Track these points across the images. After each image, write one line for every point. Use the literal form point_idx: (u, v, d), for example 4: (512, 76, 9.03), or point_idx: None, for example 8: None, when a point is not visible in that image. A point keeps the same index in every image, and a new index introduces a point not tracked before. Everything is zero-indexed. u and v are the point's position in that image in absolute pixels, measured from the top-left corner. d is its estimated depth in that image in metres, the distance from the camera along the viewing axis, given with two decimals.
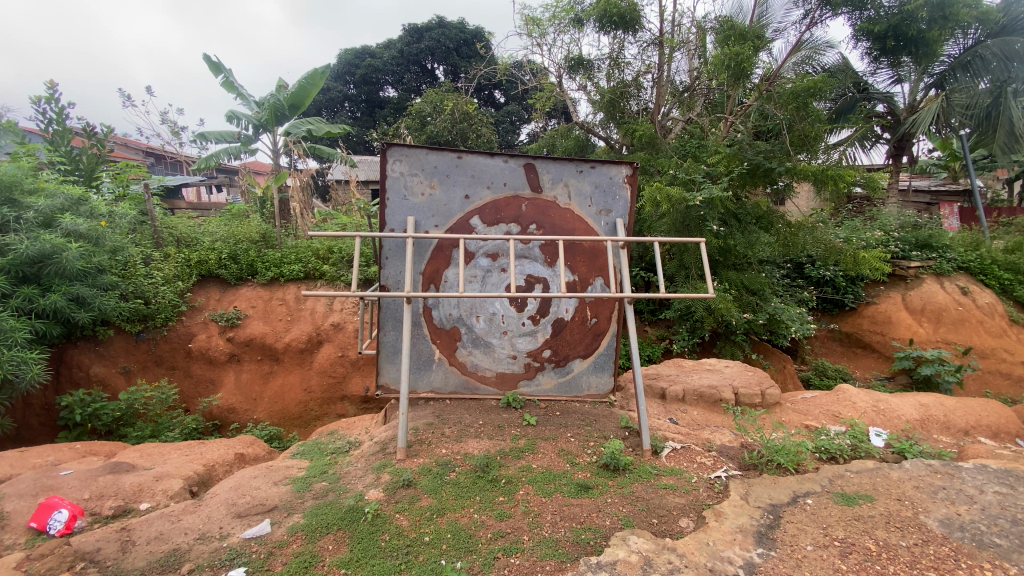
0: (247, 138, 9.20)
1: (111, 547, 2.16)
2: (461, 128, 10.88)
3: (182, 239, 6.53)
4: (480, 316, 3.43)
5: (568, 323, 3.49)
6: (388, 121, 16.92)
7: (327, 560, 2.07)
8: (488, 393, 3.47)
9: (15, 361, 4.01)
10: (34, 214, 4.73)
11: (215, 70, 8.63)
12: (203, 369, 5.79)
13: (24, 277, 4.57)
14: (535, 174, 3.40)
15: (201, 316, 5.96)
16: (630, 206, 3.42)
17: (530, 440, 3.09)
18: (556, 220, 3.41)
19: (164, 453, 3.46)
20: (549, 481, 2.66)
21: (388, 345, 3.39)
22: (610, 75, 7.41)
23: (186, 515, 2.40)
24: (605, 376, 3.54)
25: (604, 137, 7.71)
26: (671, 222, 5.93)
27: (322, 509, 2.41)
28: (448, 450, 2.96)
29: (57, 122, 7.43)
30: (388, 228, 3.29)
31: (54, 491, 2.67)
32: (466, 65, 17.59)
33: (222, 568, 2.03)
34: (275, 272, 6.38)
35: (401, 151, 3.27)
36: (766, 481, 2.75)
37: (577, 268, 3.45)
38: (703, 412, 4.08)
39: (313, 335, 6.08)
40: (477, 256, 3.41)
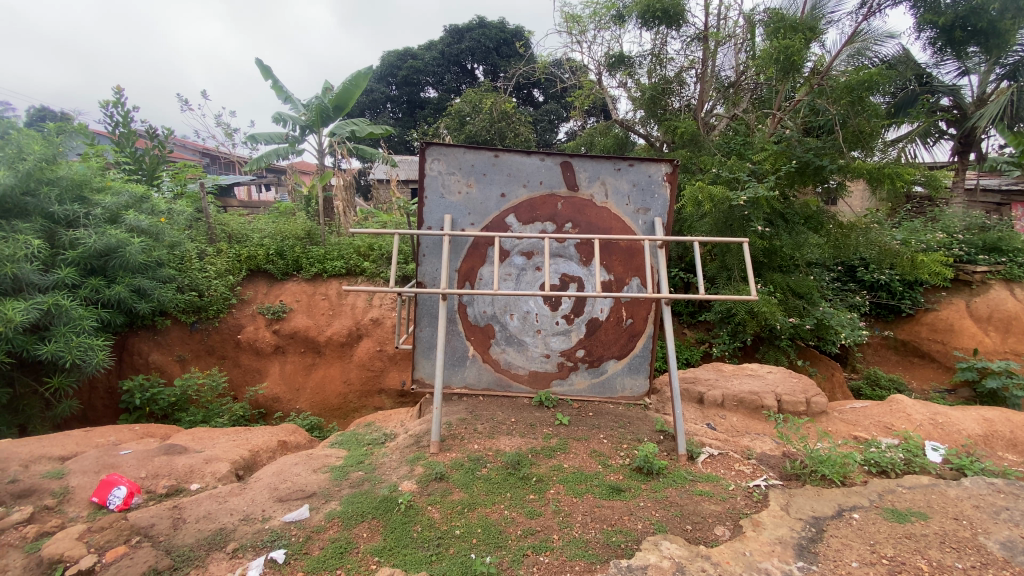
0: (294, 139, 9.58)
1: (164, 523, 2.29)
2: (499, 126, 11.02)
3: (233, 235, 6.88)
4: (514, 314, 3.44)
5: (603, 323, 3.45)
6: (429, 122, 17.29)
7: (362, 547, 2.12)
8: (520, 391, 3.48)
9: (82, 346, 4.34)
10: (102, 210, 5.04)
11: (264, 74, 9.06)
12: (250, 359, 6.09)
13: (92, 269, 4.90)
14: (571, 172, 3.37)
15: (250, 309, 6.27)
16: (670, 204, 3.33)
17: (562, 440, 3.07)
18: (592, 219, 3.37)
19: (213, 438, 3.65)
20: (580, 481, 2.63)
21: (424, 340, 3.46)
22: (652, 72, 7.32)
23: (232, 497, 2.53)
24: (641, 378, 3.47)
25: (644, 134, 7.60)
26: (713, 221, 5.75)
27: (357, 497, 2.48)
28: (480, 445, 2.99)
29: (123, 125, 7.95)
30: (425, 226, 3.36)
31: (114, 468, 2.87)
32: (505, 65, 17.64)
33: (264, 549, 2.12)
34: (319, 268, 6.59)
35: (439, 150, 3.31)
36: (809, 493, 2.64)
37: (612, 268, 3.41)
38: (743, 418, 3.95)
39: (353, 329, 6.27)
40: (512, 255, 3.42)
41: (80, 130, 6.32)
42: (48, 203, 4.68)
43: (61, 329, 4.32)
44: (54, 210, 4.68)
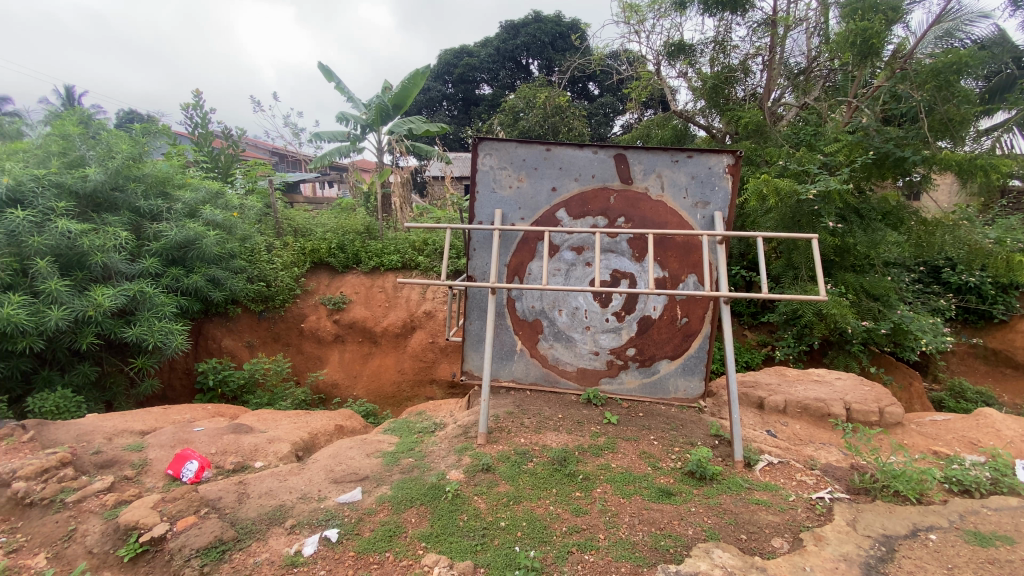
0: (356, 138, 9.97)
1: (230, 497, 2.44)
2: (553, 121, 10.98)
3: (299, 229, 7.27)
4: (563, 310, 3.41)
5: (656, 322, 3.35)
6: (483, 118, 17.47)
7: (410, 532, 2.18)
8: (568, 388, 3.45)
9: (164, 330, 4.74)
10: (182, 205, 5.47)
11: (329, 76, 9.50)
12: (312, 347, 6.45)
13: (173, 259, 5.34)
14: (626, 165, 3.28)
15: (312, 299, 6.60)
16: (732, 198, 3.17)
17: (610, 439, 3.00)
18: (647, 213, 3.27)
19: (277, 420, 3.87)
20: (628, 482, 2.58)
21: (473, 333, 3.52)
22: (714, 60, 7.06)
23: (291, 476, 2.67)
24: (695, 380, 3.35)
25: (706, 125, 7.31)
26: (779, 216, 5.41)
27: (407, 483, 2.55)
28: (527, 440, 2.99)
29: (202, 126, 8.58)
30: (476, 220, 3.40)
31: (188, 444, 3.10)
32: (560, 59, 17.47)
33: (320, 527, 2.22)
34: (376, 261, 6.80)
35: (491, 144, 3.34)
36: (879, 509, 2.44)
37: (667, 264, 3.30)
38: (807, 426, 3.72)
39: (407, 321, 6.47)
40: (562, 250, 3.38)
41: (165, 131, 6.87)
42: (134, 199, 5.10)
43: (145, 314, 4.74)
44: (140, 204, 5.12)
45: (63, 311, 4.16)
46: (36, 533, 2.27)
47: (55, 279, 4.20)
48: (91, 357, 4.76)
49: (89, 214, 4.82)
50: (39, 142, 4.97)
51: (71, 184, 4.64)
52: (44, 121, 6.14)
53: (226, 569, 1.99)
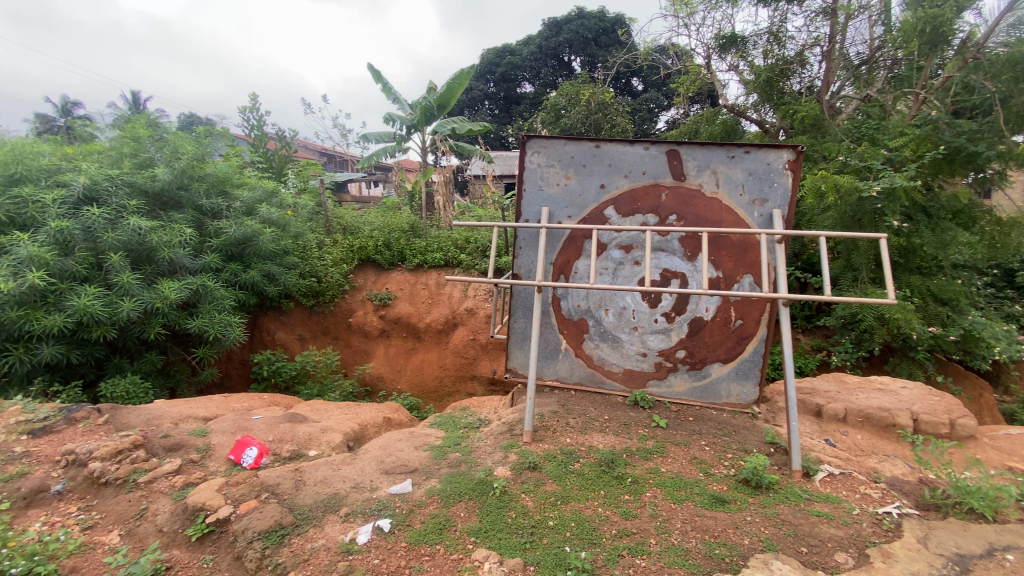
0: (401, 137, 10.17)
1: (287, 483, 2.53)
2: (596, 118, 10.84)
3: (347, 227, 7.50)
4: (609, 309, 3.36)
5: (707, 324, 3.25)
6: (525, 116, 17.46)
7: (459, 526, 2.20)
8: (614, 389, 3.38)
9: (223, 322, 5.01)
10: (240, 204, 5.74)
11: (377, 78, 9.75)
12: (359, 341, 6.66)
13: (232, 255, 5.62)
14: (678, 161, 3.19)
15: (359, 295, 6.79)
16: (792, 195, 3.03)
17: (659, 443, 2.93)
18: (700, 211, 3.17)
19: (328, 410, 4.00)
20: (679, 487, 2.50)
21: (518, 331, 3.51)
22: (768, 53, 6.78)
23: (344, 465, 2.75)
24: (749, 385, 3.23)
25: (758, 119, 7.02)
26: (839, 215, 5.13)
27: (455, 478, 2.58)
28: (573, 439, 2.95)
29: (257, 128, 8.98)
30: (523, 218, 3.39)
31: (247, 431, 3.25)
32: (603, 55, 17.24)
33: (372, 516, 2.27)
34: (420, 259, 6.91)
35: (539, 142, 3.31)
36: (952, 527, 2.27)
37: (721, 264, 3.19)
38: (869, 436, 3.51)
39: (449, 317, 6.55)
40: (610, 248, 3.32)
41: (224, 133, 7.22)
42: (198, 197, 5.39)
43: (206, 307, 5.01)
44: (203, 203, 5.40)
45: (133, 302, 4.44)
46: (112, 510, 2.42)
47: (126, 273, 4.49)
48: (157, 346, 5.07)
49: (157, 211, 5.12)
50: (113, 145, 5.32)
51: (142, 183, 4.94)
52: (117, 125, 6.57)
53: (286, 553, 2.06)
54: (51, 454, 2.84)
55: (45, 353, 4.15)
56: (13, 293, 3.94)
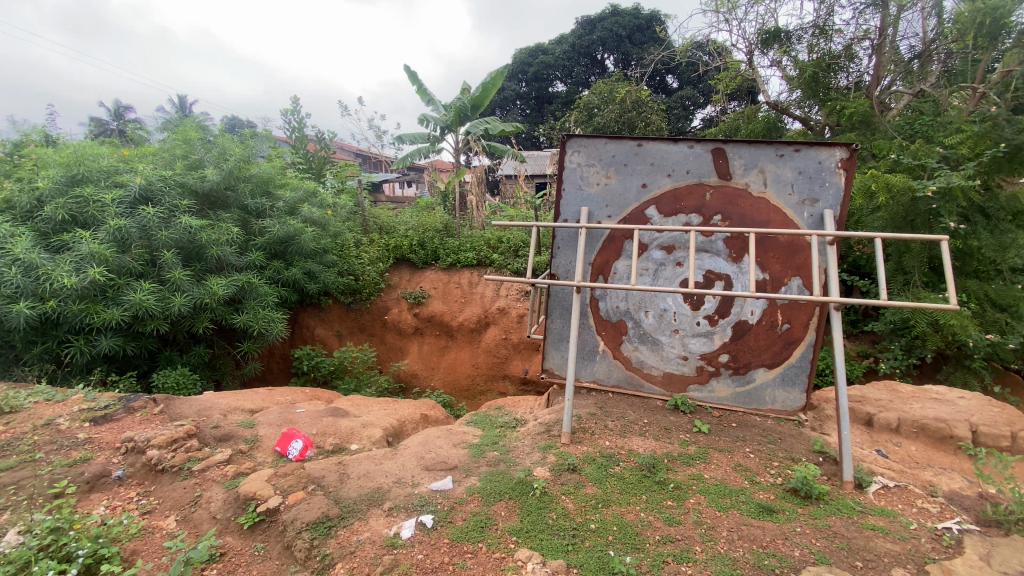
0: (435, 138, 10.29)
1: (332, 476, 2.59)
2: (630, 116, 10.69)
3: (383, 227, 7.64)
4: (649, 311, 3.30)
5: (752, 327, 3.16)
6: (557, 116, 17.41)
7: (500, 524, 2.21)
8: (653, 392, 3.33)
9: (267, 318, 5.20)
10: (283, 204, 5.93)
11: (412, 79, 9.90)
12: (394, 338, 6.79)
13: (275, 254, 5.82)
14: (724, 159, 3.10)
15: (395, 293, 6.91)
16: (845, 194, 2.91)
17: (701, 448, 2.86)
18: (746, 211, 3.08)
19: (368, 406, 4.09)
20: (724, 495, 2.44)
21: (555, 332, 3.50)
22: (814, 47, 6.54)
23: (386, 461, 2.80)
24: (796, 391, 3.13)
25: (802, 116, 6.80)
26: (889, 215, 4.86)
27: (495, 476, 2.59)
28: (612, 442, 2.92)
29: (298, 130, 9.25)
30: (562, 218, 3.37)
31: (292, 424, 3.34)
32: (638, 53, 17.01)
33: (415, 511, 2.30)
34: (453, 258, 6.97)
35: (579, 141, 3.29)
36: (1018, 545, 2.13)
37: (768, 266, 3.09)
38: (923, 448, 3.34)
39: (482, 316, 6.59)
40: (651, 249, 3.26)
41: (267, 135, 7.46)
42: (244, 198, 5.59)
43: (251, 303, 5.20)
44: (249, 203, 5.60)
45: (184, 297, 4.64)
46: (169, 496, 2.53)
47: (178, 269, 4.69)
48: (205, 340, 5.29)
49: (206, 211, 5.33)
50: (166, 147, 5.56)
51: (192, 184, 5.14)
52: (169, 127, 6.87)
53: (333, 544, 2.11)
54: (112, 441, 3.00)
55: (104, 345, 4.37)
56: (76, 288, 4.16)
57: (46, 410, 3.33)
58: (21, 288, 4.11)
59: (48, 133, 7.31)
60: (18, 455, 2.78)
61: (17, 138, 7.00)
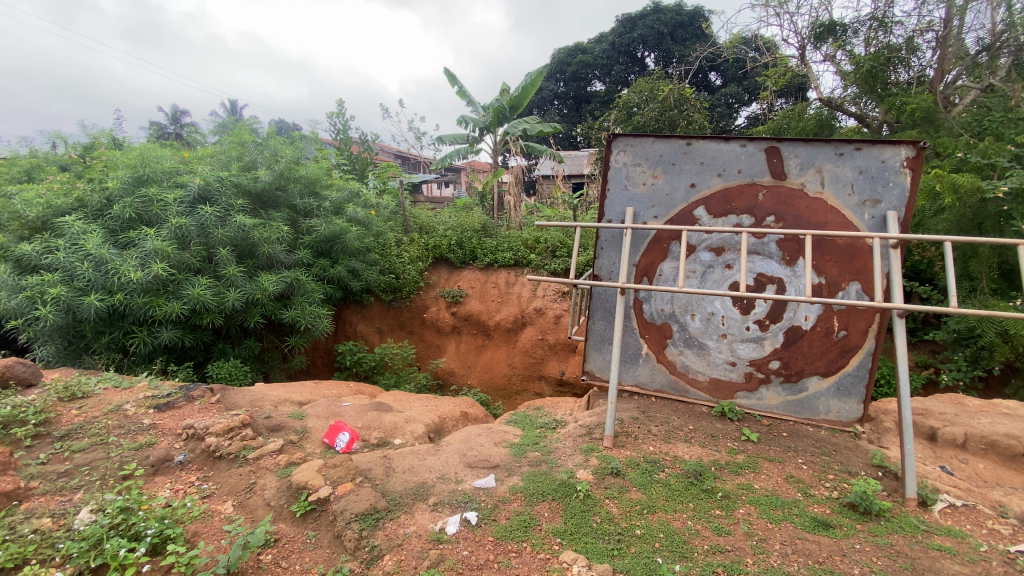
0: (474, 138, 10.39)
1: (378, 469, 2.65)
2: (672, 115, 10.47)
3: (423, 226, 7.76)
4: (696, 315, 3.22)
5: (806, 334, 3.04)
6: (596, 115, 17.25)
7: (544, 525, 2.20)
8: (699, 398, 3.25)
9: (314, 314, 5.38)
10: (330, 204, 6.11)
11: (453, 81, 10.02)
12: (432, 336, 6.90)
13: (322, 252, 6.02)
14: (778, 159, 2.99)
15: (433, 292, 7.01)
16: (910, 195, 2.75)
17: (750, 457, 2.77)
18: (802, 212, 2.96)
19: (409, 401, 4.17)
20: (776, 506, 2.35)
21: (596, 333, 3.46)
22: (872, 41, 6.26)
23: (429, 456, 2.84)
24: (852, 402, 2.99)
25: (858, 113, 6.49)
26: (955, 217, 4.55)
27: (537, 477, 2.58)
28: (656, 448, 2.86)
29: (343, 132, 9.53)
30: (606, 218, 3.34)
31: (339, 417, 3.45)
32: (679, 50, 16.65)
33: (460, 508, 2.33)
34: (491, 258, 7.00)
35: (626, 141, 3.24)
36: None
37: (824, 270, 2.97)
38: (993, 466, 3.11)
39: (518, 316, 6.59)
40: (699, 250, 3.19)
41: (314, 137, 7.70)
42: (294, 198, 5.80)
43: (299, 299, 5.40)
44: (298, 203, 5.81)
45: (238, 293, 4.85)
46: (226, 482, 2.65)
47: (232, 266, 4.90)
48: (255, 334, 5.52)
49: (258, 210, 5.56)
50: (222, 148, 5.82)
51: (247, 184, 5.37)
52: (224, 130, 7.21)
53: (381, 536, 2.16)
54: (174, 428, 3.17)
55: (165, 336, 4.63)
56: (141, 282, 4.41)
57: (115, 397, 3.55)
58: (92, 281, 4.39)
59: (116, 137, 7.80)
60: (90, 438, 2.98)
61: (88, 141, 7.50)
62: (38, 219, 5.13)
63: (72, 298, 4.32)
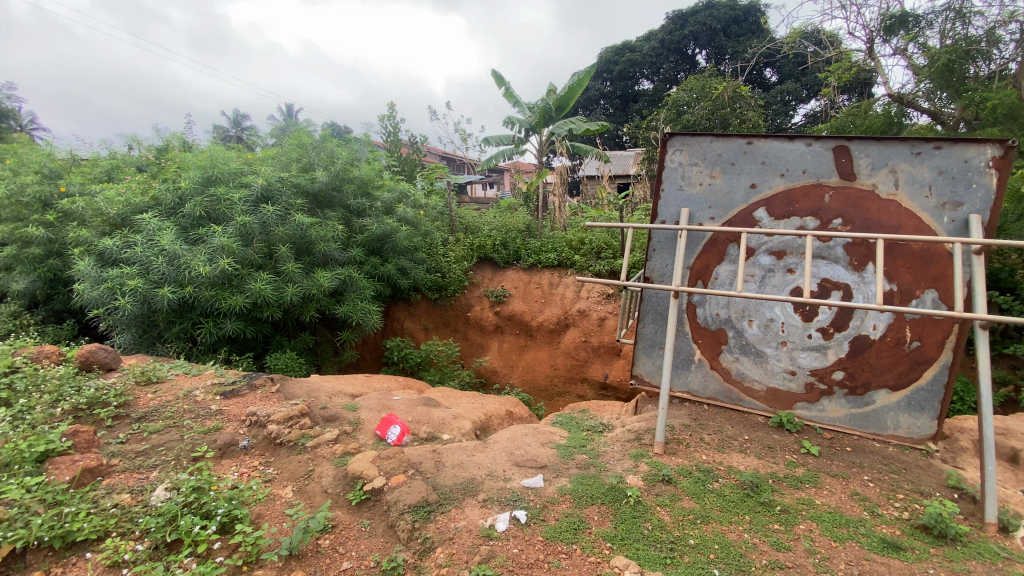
0: (520, 139, 10.43)
1: (429, 463, 2.71)
2: (723, 113, 10.15)
3: (469, 227, 7.86)
4: (754, 321, 3.11)
5: (875, 344, 2.87)
6: (643, 115, 16.94)
7: (594, 529, 2.19)
8: (754, 407, 3.15)
9: (364, 309, 5.58)
10: (381, 204, 6.30)
11: (500, 83, 10.11)
12: (476, 335, 6.99)
13: (373, 250, 6.22)
14: (847, 159, 2.84)
15: (478, 291, 7.09)
16: (997, 198, 2.55)
17: (810, 472, 2.65)
18: (872, 214, 2.81)
19: (456, 398, 4.24)
20: (840, 524, 2.24)
21: (646, 337, 3.41)
22: (948, 32, 5.83)
23: (477, 453, 2.88)
24: (925, 418, 2.80)
25: (931, 109, 6.01)
26: None
27: (586, 479, 2.57)
28: (709, 456, 2.78)
29: (393, 134, 9.79)
30: (659, 219, 3.28)
31: (389, 410, 3.55)
32: (733, 46, 16.14)
33: (509, 506, 2.34)
34: (535, 259, 7.00)
35: (682, 140, 3.16)
36: None
37: (896, 276, 2.80)
38: None
39: (561, 318, 6.56)
40: (758, 253, 3.07)
41: (366, 139, 7.95)
42: (347, 198, 6.02)
43: (351, 295, 5.61)
44: (351, 203, 6.03)
45: (295, 288, 5.09)
46: (287, 468, 2.78)
47: (291, 263, 5.14)
48: (310, 328, 5.78)
49: (315, 209, 5.80)
50: (283, 150, 6.11)
51: (305, 184, 5.61)
52: (283, 133, 7.56)
53: (432, 528, 2.21)
54: (238, 414, 3.35)
55: (229, 327, 4.91)
56: (208, 276, 4.68)
57: (185, 383, 3.80)
58: (165, 275, 4.70)
59: (186, 139, 8.32)
60: (164, 420, 3.19)
61: (162, 144, 8.05)
62: (118, 216, 5.55)
63: (147, 290, 4.63)
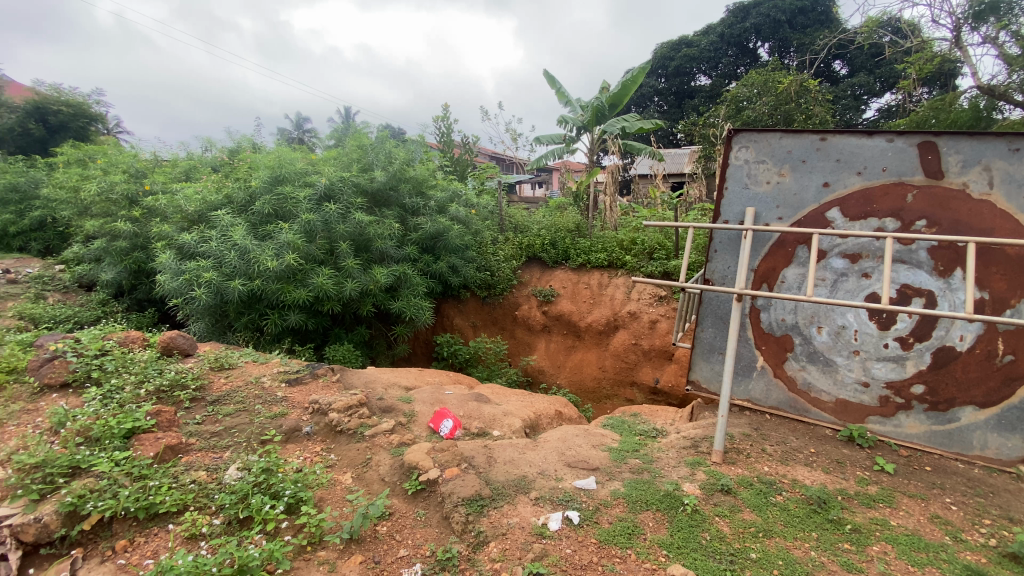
0: (571, 138, 10.36)
1: (481, 458, 2.75)
2: (787, 109, 9.66)
3: (518, 226, 7.90)
4: (824, 327, 2.95)
5: (962, 356, 2.64)
6: (699, 111, 16.39)
7: (648, 535, 2.15)
8: (822, 418, 2.99)
9: (417, 305, 5.74)
10: (434, 203, 6.45)
11: (552, 82, 10.10)
12: (524, 333, 7.01)
13: (427, 248, 6.38)
14: (935, 155, 2.63)
15: (527, 290, 7.11)
16: None
17: (885, 491, 2.47)
18: (962, 216, 2.59)
19: (505, 395, 4.27)
20: (918, 548, 2.08)
21: (705, 341, 3.32)
22: None
23: (529, 451, 2.89)
24: (1019, 440, 2.56)
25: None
26: None
27: (640, 484, 2.52)
28: (771, 468, 2.66)
29: (446, 134, 9.98)
30: (722, 219, 3.17)
31: (442, 404, 3.63)
32: (798, 39, 15.36)
33: (561, 505, 2.34)
34: (584, 259, 6.94)
35: (748, 136, 3.04)
36: None
37: (989, 284, 2.57)
38: None
39: (611, 319, 6.46)
40: (830, 256, 2.91)
41: (421, 140, 8.14)
42: (403, 197, 6.19)
43: (405, 291, 5.78)
44: (407, 202, 6.21)
45: (354, 283, 5.31)
46: (347, 455, 2.90)
47: (350, 259, 5.36)
48: (366, 322, 6.00)
49: (373, 208, 6.02)
50: (344, 151, 6.37)
51: (364, 184, 5.82)
52: (343, 134, 7.88)
53: (485, 522, 2.23)
54: (301, 402, 3.53)
55: (293, 319, 5.18)
56: (275, 270, 4.94)
57: (254, 370, 4.04)
58: (236, 268, 5.00)
59: (255, 141, 8.84)
60: (235, 404, 3.41)
61: (234, 146, 8.58)
62: (196, 213, 5.96)
63: (220, 282, 4.95)
